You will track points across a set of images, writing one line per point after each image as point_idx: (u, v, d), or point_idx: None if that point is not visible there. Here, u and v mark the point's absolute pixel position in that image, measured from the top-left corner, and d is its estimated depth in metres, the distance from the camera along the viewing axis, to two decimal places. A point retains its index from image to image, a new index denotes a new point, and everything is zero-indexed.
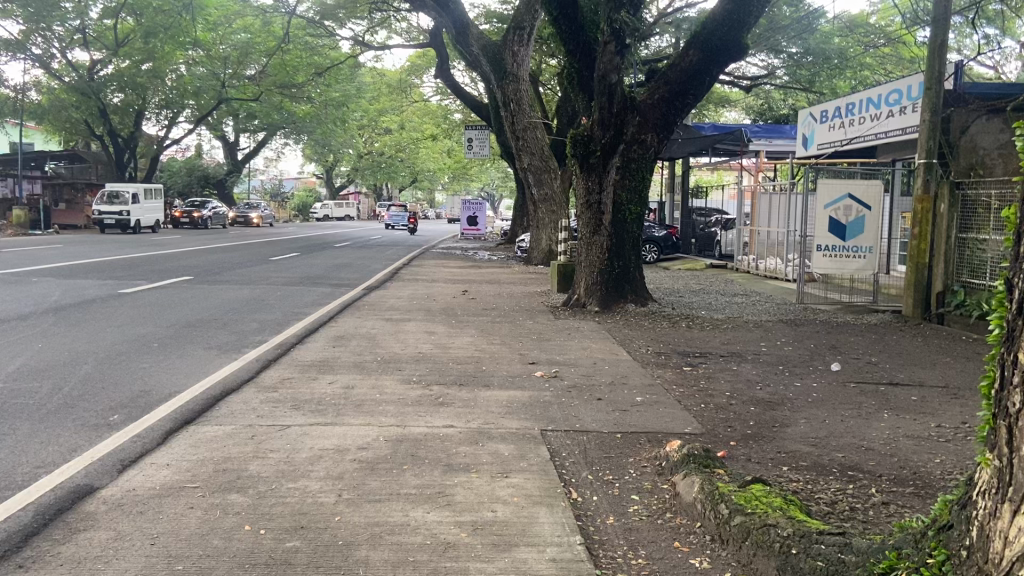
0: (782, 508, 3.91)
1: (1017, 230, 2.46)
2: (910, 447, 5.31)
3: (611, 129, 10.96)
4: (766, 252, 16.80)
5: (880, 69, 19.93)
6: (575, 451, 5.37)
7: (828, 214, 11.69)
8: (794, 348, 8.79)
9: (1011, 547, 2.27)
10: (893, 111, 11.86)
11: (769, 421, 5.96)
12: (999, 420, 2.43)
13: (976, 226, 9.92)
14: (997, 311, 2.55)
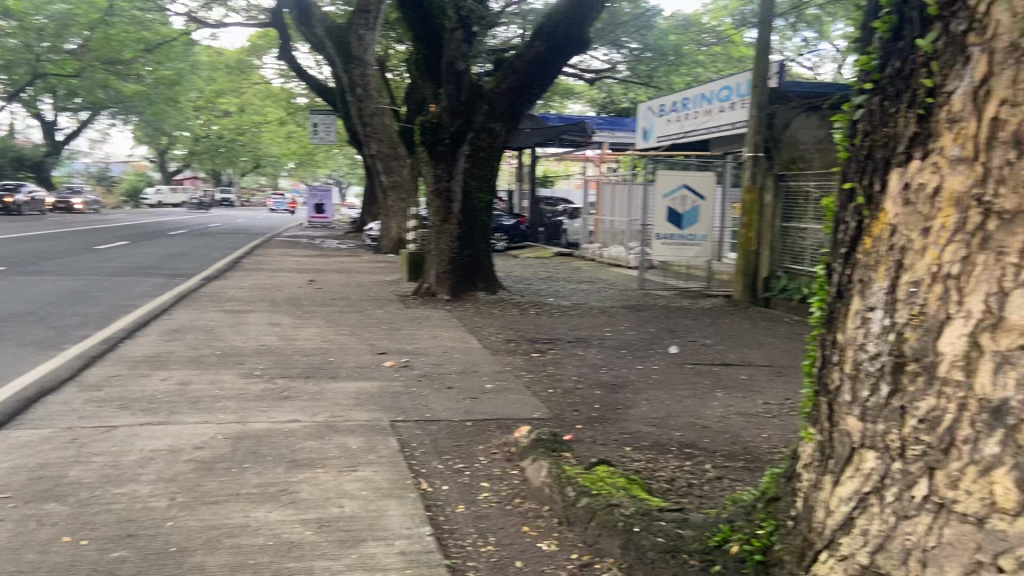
0: (625, 488, 4.03)
1: (834, 219, 2.62)
2: (740, 423, 5.65)
3: (459, 117, 10.98)
4: (611, 241, 17.39)
5: (711, 67, 21.07)
6: (426, 441, 5.29)
7: (666, 204, 12.26)
8: (636, 332, 9.13)
9: (833, 516, 2.44)
10: (724, 106, 12.55)
11: (612, 404, 6.15)
12: (820, 396, 2.59)
13: (797, 216, 10.78)
14: (818, 295, 2.72)
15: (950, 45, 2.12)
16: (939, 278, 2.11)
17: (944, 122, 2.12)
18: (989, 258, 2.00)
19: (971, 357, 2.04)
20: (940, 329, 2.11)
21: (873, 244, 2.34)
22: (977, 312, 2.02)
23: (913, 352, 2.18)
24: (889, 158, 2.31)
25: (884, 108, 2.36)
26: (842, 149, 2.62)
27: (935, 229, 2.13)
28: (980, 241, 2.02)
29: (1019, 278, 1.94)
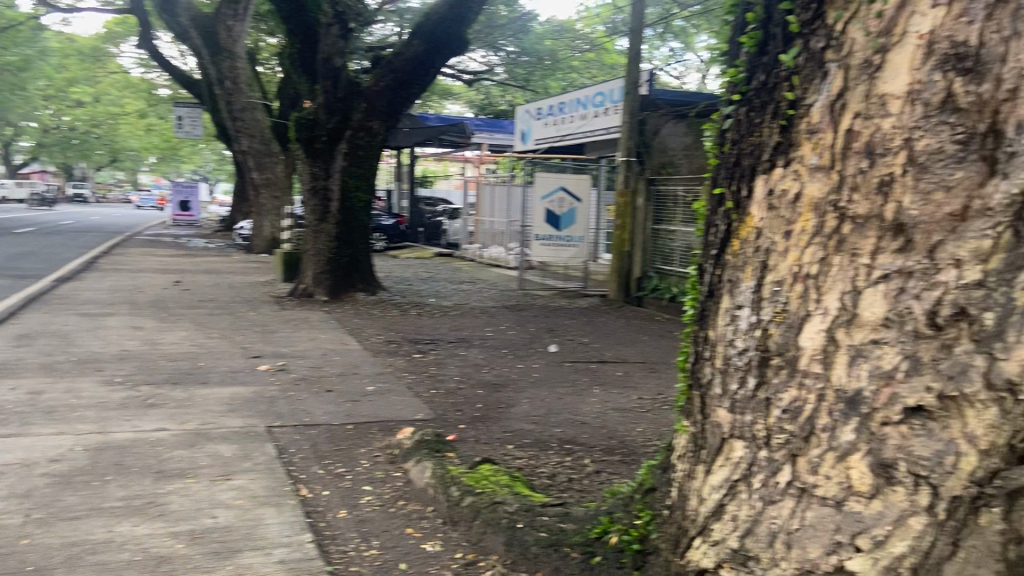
0: (508, 486, 4.09)
1: (705, 222, 2.76)
2: (617, 418, 5.84)
3: (336, 114, 10.79)
4: (491, 242, 17.53)
5: (586, 72, 21.61)
6: (305, 446, 5.16)
7: (544, 206, 12.48)
8: (516, 332, 9.25)
9: (706, 504, 2.57)
10: (598, 112, 12.92)
11: (494, 403, 6.21)
12: (693, 391, 2.73)
13: (666, 218, 11.28)
14: (690, 294, 2.85)
15: (810, 61, 2.28)
16: (800, 278, 2.28)
17: (804, 133, 2.28)
18: (844, 259, 2.18)
19: (828, 351, 2.21)
20: (801, 325, 2.27)
21: (740, 247, 2.49)
22: (833, 309, 2.20)
23: (776, 347, 2.34)
24: (755, 166, 2.45)
25: (750, 118, 2.50)
26: (712, 156, 2.76)
27: (796, 232, 2.29)
28: (835, 243, 2.20)
29: (869, 277, 2.13)
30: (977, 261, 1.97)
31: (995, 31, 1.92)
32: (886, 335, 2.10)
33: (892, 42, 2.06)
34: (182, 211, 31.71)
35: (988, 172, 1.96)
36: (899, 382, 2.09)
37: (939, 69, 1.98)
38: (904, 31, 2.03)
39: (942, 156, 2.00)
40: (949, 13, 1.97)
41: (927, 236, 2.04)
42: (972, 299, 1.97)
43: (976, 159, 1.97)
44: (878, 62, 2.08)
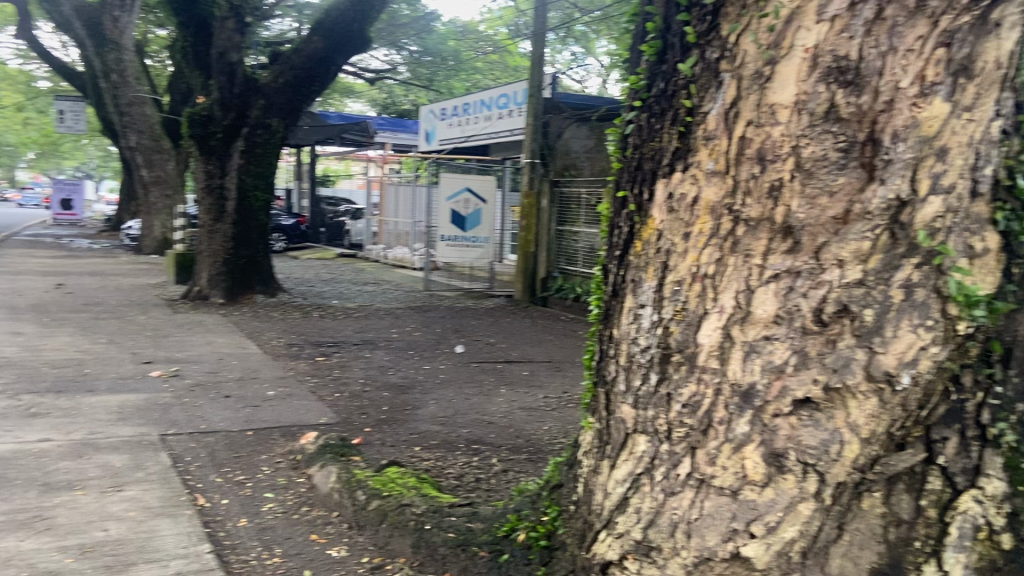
0: (415, 488, 4.08)
1: (609, 224, 2.82)
2: (523, 418, 5.90)
3: (232, 110, 10.39)
4: (395, 242, 17.36)
5: (489, 74, 21.70)
6: (202, 454, 4.98)
7: (449, 206, 12.46)
8: (422, 333, 9.21)
9: (610, 499, 2.63)
10: (502, 113, 13.01)
11: (400, 405, 6.17)
12: (598, 388, 2.79)
13: (570, 219, 11.48)
14: (596, 294, 2.92)
15: (705, 71, 2.36)
16: (698, 278, 2.37)
17: (700, 138, 2.36)
18: (739, 260, 2.30)
19: (724, 347, 2.33)
20: (699, 322, 2.37)
21: (643, 248, 2.56)
22: (729, 307, 2.32)
23: (677, 344, 2.43)
24: (655, 169, 2.52)
25: (651, 124, 2.57)
26: (614, 160, 2.82)
27: (694, 234, 2.38)
28: (731, 244, 2.31)
29: (762, 277, 2.26)
30: (857, 261, 2.17)
31: (873, 46, 2.05)
32: (776, 331, 2.25)
33: (780, 55, 2.16)
34: (64, 210, 29.95)
35: (867, 178, 2.12)
36: (789, 375, 2.23)
37: (823, 80, 2.10)
38: (792, 44, 2.14)
39: (826, 163, 2.13)
40: (833, 28, 2.09)
41: (813, 238, 2.19)
42: (853, 297, 2.17)
43: (856, 167, 2.12)
44: (769, 72, 2.18)
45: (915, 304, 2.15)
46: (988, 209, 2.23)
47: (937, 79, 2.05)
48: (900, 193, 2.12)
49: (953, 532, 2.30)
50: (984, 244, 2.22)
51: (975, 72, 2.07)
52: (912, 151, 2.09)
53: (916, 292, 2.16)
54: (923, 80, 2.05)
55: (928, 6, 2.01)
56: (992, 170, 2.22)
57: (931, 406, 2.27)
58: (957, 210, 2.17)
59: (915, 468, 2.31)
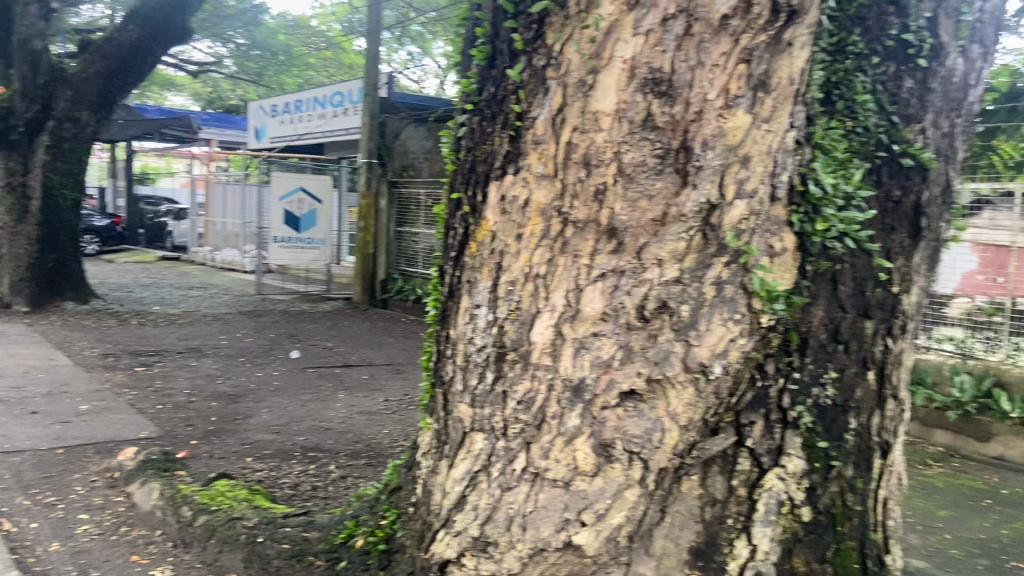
0: (247, 500, 3.91)
1: (444, 225, 2.84)
2: (362, 422, 5.81)
3: (36, 102, 9.59)
4: (223, 244, 16.54)
5: (322, 71, 21.16)
6: (4, 477, 4.51)
7: (282, 207, 12.05)
8: (254, 339, 8.84)
9: (448, 498, 2.65)
10: (337, 112, 12.75)
11: (230, 415, 5.89)
12: (436, 389, 2.81)
13: (409, 221, 11.43)
14: (433, 295, 2.93)
15: (532, 77, 2.42)
16: (530, 277, 2.44)
17: (530, 142, 2.41)
18: (568, 260, 2.39)
19: (556, 344, 2.41)
20: (532, 321, 2.44)
21: (477, 249, 2.59)
22: (560, 306, 2.40)
23: (511, 342, 2.48)
24: (488, 172, 2.56)
25: (482, 127, 2.60)
26: (449, 161, 2.84)
27: (526, 235, 2.44)
28: (560, 245, 2.39)
29: (591, 277, 2.37)
30: (674, 260, 2.33)
31: (683, 60, 2.19)
32: (603, 328, 2.37)
33: (601, 65, 2.24)
34: None
35: (681, 182, 2.27)
36: (615, 369, 2.37)
37: (640, 90, 2.21)
38: (611, 55, 2.23)
39: (644, 169, 2.26)
40: (647, 42, 2.20)
41: (635, 238, 2.33)
42: (671, 294, 2.34)
43: (672, 172, 2.27)
44: (591, 81, 2.26)
45: (725, 299, 2.38)
46: (786, 213, 2.49)
47: (740, 92, 2.23)
48: (710, 197, 2.29)
49: (761, 509, 2.50)
50: (782, 245, 2.49)
51: (771, 87, 2.27)
52: (719, 158, 2.27)
53: (725, 288, 2.38)
54: (728, 93, 2.22)
55: (731, 24, 2.17)
56: (789, 177, 2.46)
57: (739, 394, 2.49)
58: (760, 213, 2.40)
59: (727, 451, 2.51)
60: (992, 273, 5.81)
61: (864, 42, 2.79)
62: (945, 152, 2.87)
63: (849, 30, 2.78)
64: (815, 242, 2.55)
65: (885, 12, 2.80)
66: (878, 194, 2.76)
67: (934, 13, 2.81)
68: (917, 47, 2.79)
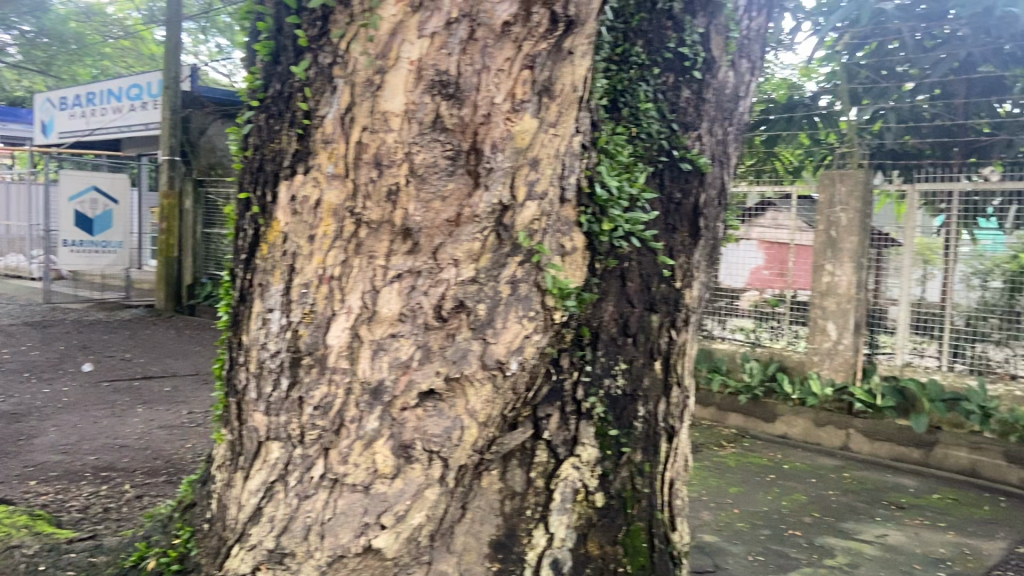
0: (27, 527, 3.55)
1: (234, 227, 2.73)
2: (163, 437, 5.46)
3: None
4: (6, 249, 14.92)
5: (120, 62, 19.60)
6: None
7: (73, 207, 11.02)
8: (42, 352, 8.04)
9: (244, 509, 2.55)
10: (135, 106, 11.88)
11: (12, 435, 5.33)
12: (230, 398, 2.69)
13: (218, 222, 10.87)
14: (224, 300, 2.81)
15: (318, 75, 2.36)
16: (324, 279, 2.38)
17: (319, 141, 2.36)
18: (363, 261, 2.36)
19: (353, 347, 2.38)
20: (327, 324, 2.38)
21: (268, 251, 2.50)
22: (356, 307, 2.37)
23: (306, 346, 2.41)
24: (277, 171, 2.48)
25: (269, 125, 2.52)
26: (236, 160, 2.73)
27: (319, 236, 2.39)
28: (354, 246, 2.36)
29: (386, 278, 2.35)
30: (469, 260, 2.37)
31: (469, 64, 2.21)
32: (401, 329, 2.36)
33: (387, 65, 2.21)
34: None
35: (473, 184, 2.32)
36: (414, 369, 2.37)
37: (428, 92, 2.21)
38: (397, 55, 2.20)
39: (435, 169, 2.28)
40: (433, 44, 2.19)
41: (430, 239, 2.34)
42: (467, 293, 2.38)
43: (463, 173, 2.30)
44: (379, 81, 2.22)
45: (519, 297, 2.45)
46: (575, 214, 2.61)
47: (525, 97, 2.31)
48: (502, 198, 2.36)
49: (558, 498, 2.60)
50: (572, 244, 2.61)
51: (555, 93, 2.37)
52: (509, 161, 2.34)
53: (520, 287, 2.46)
54: (514, 97, 2.29)
55: (512, 31, 2.21)
56: (576, 179, 2.58)
57: (535, 389, 2.58)
58: (551, 213, 2.50)
59: (525, 445, 2.60)
60: (775, 268, 6.39)
61: (646, 53, 2.99)
62: (719, 157, 3.12)
63: (631, 42, 2.98)
64: (602, 241, 2.69)
65: (664, 26, 3.01)
66: (661, 197, 2.95)
67: (706, 28, 3.05)
68: (691, 60, 3.02)
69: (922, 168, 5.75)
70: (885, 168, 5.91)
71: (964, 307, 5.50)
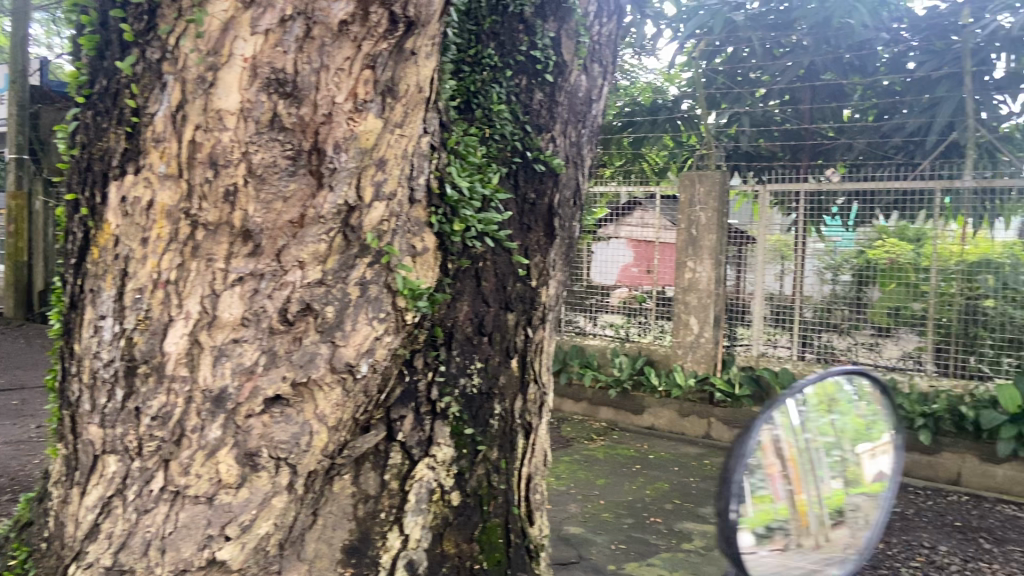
0: None
1: (65, 229, 2.60)
2: (6, 453, 5.09)
3: None
4: None
5: None
6: None
7: None
8: None
9: (81, 527, 2.41)
10: None
11: None
12: (64, 410, 2.54)
13: None
14: (57, 306, 2.67)
15: (148, 71, 2.27)
16: (159, 284, 2.28)
17: (150, 140, 2.26)
18: (201, 265, 2.27)
19: (192, 354, 2.28)
20: (164, 330, 2.28)
21: (100, 254, 2.38)
22: (195, 312, 2.28)
23: (142, 355, 2.30)
24: (107, 171, 2.36)
25: (98, 123, 2.41)
26: (64, 159, 2.59)
27: (152, 239, 2.28)
28: (190, 249, 2.27)
29: (226, 281, 2.28)
30: (315, 262, 2.33)
31: (306, 63, 2.16)
32: (244, 334, 2.29)
33: (220, 62, 2.14)
34: None
35: (316, 184, 2.27)
36: (259, 375, 2.30)
37: (263, 91, 2.15)
38: (230, 52, 2.13)
39: (276, 169, 2.21)
40: (267, 41, 2.13)
41: (272, 241, 2.28)
42: (315, 296, 2.34)
43: (305, 173, 2.25)
44: (211, 78, 2.15)
45: (369, 299, 2.43)
46: (425, 215, 2.62)
47: (368, 97, 2.30)
48: (348, 199, 2.33)
49: (412, 499, 2.62)
50: (423, 245, 2.61)
51: (398, 93, 2.38)
52: (354, 161, 2.32)
53: (370, 288, 2.44)
54: (356, 97, 2.27)
55: (351, 30, 2.19)
56: (425, 179, 2.59)
57: (388, 391, 2.57)
58: (400, 214, 2.49)
59: (379, 447, 2.60)
60: (643, 266, 6.62)
61: (499, 55, 3.03)
62: (573, 158, 3.20)
63: (484, 43, 3.02)
64: (454, 241, 2.71)
65: (515, 30, 3.05)
66: (515, 197, 2.99)
67: (557, 33, 3.12)
68: (543, 63, 3.08)
69: (774, 170, 6.27)
70: (741, 169, 6.41)
71: (811, 299, 5.85)
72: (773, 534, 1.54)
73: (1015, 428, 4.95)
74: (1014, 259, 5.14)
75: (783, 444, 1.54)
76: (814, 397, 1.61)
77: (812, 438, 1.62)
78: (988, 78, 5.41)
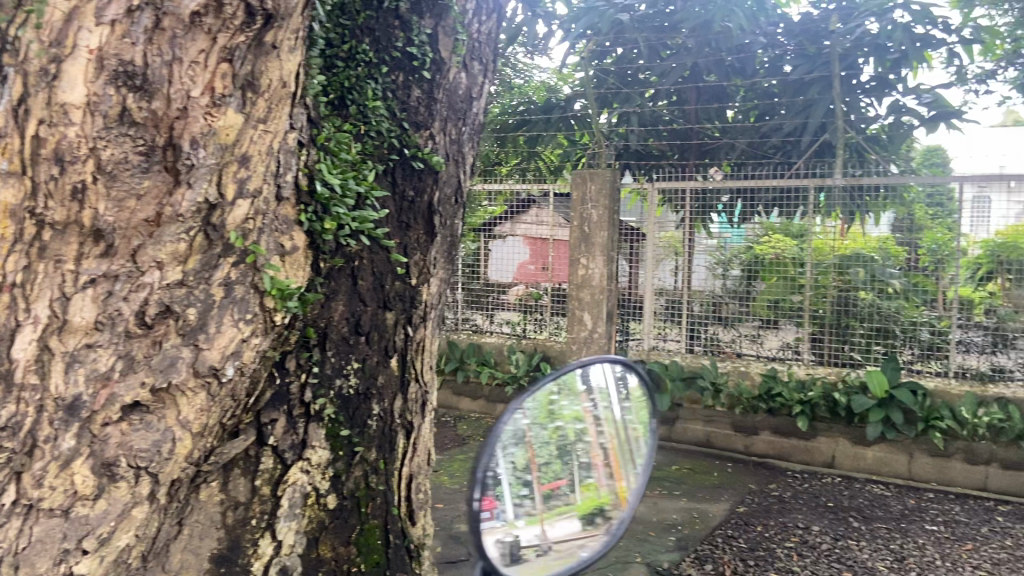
0: None
1: None
2: None
3: None
4: None
5: None
6: None
7: None
8: None
9: None
10: None
11: None
12: None
13: None
14: None
15: None
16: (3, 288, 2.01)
17: None
18: (48, 266, 2.07)
19: (42, 361, 2.04)
20: (10, 338, 2.01)
21: None
22: (45, 317, 2.05)
23: None
24: None
25: None
26: None
27: None
28: (37, 250, 2.05)
29: (77, 283, 2.09)
30: (175, 262, 2.23)
31: (156, 55, 2.07)
32: (99, 338, 2.12)
33: (63, 54, 1.99)
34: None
35: (173, 181, 2.17)
36: (116, 382, 2.14)
37: (111, 84, 2.03)
38: (74, 43, 1.99)
39: (127, 166, 2.10)
40: (114, 32, 2.01)
41: (127, 241, 2.15)
42: (175, 298, 2.23)
43: (160, 170, 2.15)
44: (53, 70, 1.98)
45: (234, 300, 2.36)
46: (294, 213, 2.56)
47: (226, 91, 2.24)
48: (208, 197, 2.25)
49: (285, 504, 2.58)
50: (292, 244, 2.55)
51: (260, 87, 2.34)
52: (213, 157, 2.24)
53: (235, 288, 2.36)
54: (214, 91, 2.20)
55: (204, 22, 2.11)
56: (293, 176, 2.53)
57: (258, 394, 2.51)
58: (266, 212, 2.43)
59: (250, 452, 2.54)
60: (538, 263, 6.65)
61: (375, 51, 2.97)
62: (453, 156, 3.20)
63: (357, 39, 2.94)
64: (326, 239, 2.65)
65: (391, 25, 3.01)
66: (393, 194, 2.95)
67: (433, 30, 3.10)
68: (420, 60, 3.06)
69: (663, 168, 6.43)
70: (631, 168, 6.56)
71: (698, 292, 6.08)
72: (595, 521, 1.75)
73: (882, 412, 5.26)
74: (884, 253, 5.44)
75: (603, 443, 1.79)
76: (622, 391, 1.91)
77: (624, 436, 1.89)
78: (855, 82, 5.74)
